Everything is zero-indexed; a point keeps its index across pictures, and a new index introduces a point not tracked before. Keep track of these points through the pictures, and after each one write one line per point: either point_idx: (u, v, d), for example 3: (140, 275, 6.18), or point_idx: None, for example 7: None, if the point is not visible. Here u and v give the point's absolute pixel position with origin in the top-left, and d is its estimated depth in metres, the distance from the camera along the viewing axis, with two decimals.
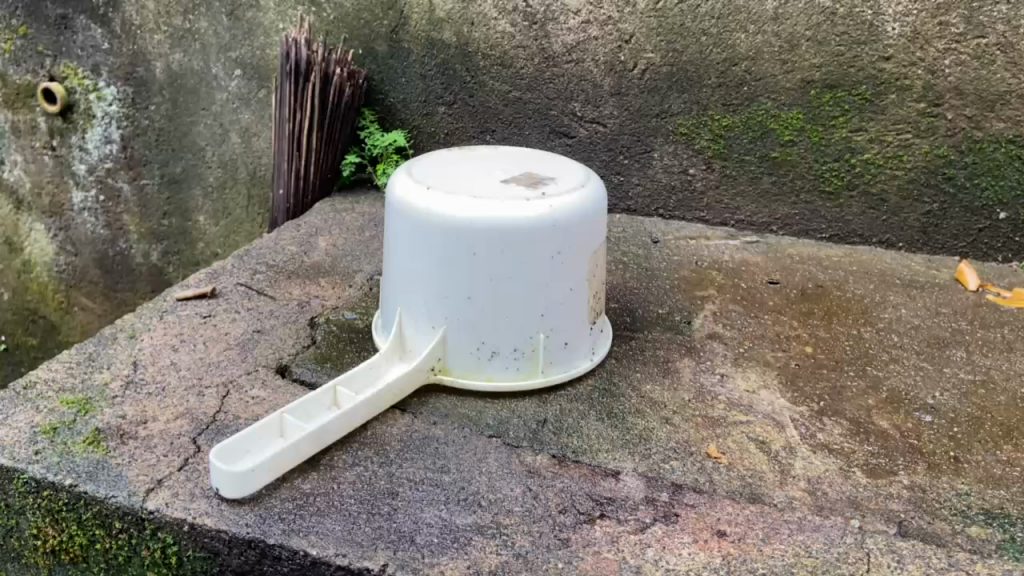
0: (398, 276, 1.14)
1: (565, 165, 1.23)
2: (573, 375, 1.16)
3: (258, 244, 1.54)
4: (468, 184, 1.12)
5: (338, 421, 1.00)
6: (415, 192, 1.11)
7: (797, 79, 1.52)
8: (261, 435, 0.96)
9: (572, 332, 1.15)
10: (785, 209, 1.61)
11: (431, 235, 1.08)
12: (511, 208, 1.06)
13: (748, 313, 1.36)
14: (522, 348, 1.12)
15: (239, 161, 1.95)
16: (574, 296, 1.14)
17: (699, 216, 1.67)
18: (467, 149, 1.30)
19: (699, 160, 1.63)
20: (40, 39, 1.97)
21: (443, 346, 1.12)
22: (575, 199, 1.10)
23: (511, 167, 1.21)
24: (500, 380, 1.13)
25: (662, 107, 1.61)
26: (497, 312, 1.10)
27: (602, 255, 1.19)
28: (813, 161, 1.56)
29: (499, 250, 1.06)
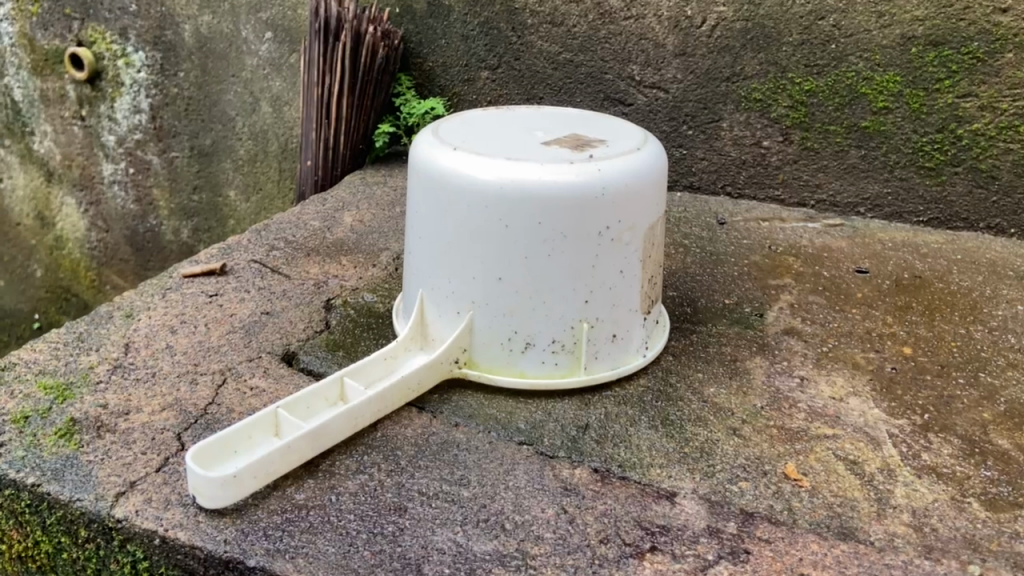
0: (419, 252, 0.99)
1: (619, 126, 1.05)
2: (621, 373, 0.99)
3: (279, 218, 1.40)
4: (502, 145, 0.96)
5: (342, 419, 0.85)
6: (439, 152, 0.95)
7: (894, 35, 1.30)
8: (248, 434, 0.81)
9: (622, 323, 0.98)
10: (875, 187, 1.40)
11: (457, 203, 0.92)
12: (551, 172, 0.89)
13: (832, 306, 1.16)
14: (562, 339, 0.95)
15: (270, 132, 1.83)
16: (625, 279, 0.96)
17: (774, 195, 1.47)
18: (505, 108, 1.13)
19: (776, 130, 1.42)
20: (67, 2, 1.88)
21: (470, 334, 0.96)
22: (628, 162, 0.93)
23: (555, 128, 1.04)
24: (536, 376, 0.96)
25: (734, 70, 1.41)
26: (534, 295, 0.93)
27: (659, 233, 1.01)
28: (910, 131, 1.35)
29: (536, 221, 0.90)
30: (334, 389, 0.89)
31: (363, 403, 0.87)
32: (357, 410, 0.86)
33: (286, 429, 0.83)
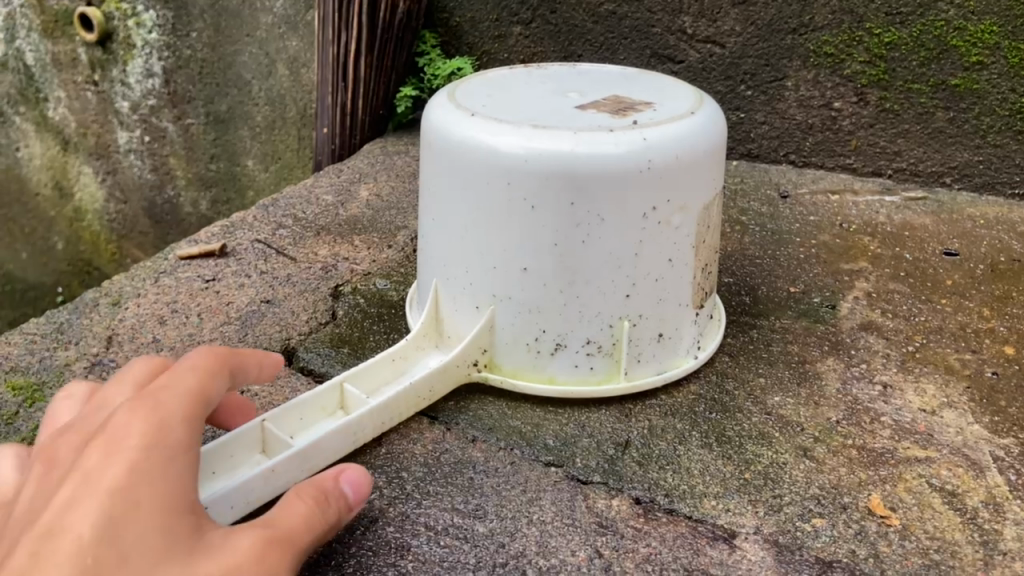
0: (432, 235, 0.85)
1: (669, 86, 0.89)
2: (669, 378, 0.84)
3: (289, 191, 1.29)
4: (529, 110, 0.81)
5: (338, 436, 0.72)
6: (454, 118, 0.80)
7: None
8: (229, 454, 0.67)
9: (670, 320, 0.83)
10: (964, 154, 1.21)
11: (475, 178, 0.77)
12: (586, 142, 0.74)
13: (916, 295, 0.99)
14: (599, 339, 0.81)
15: (288, 97, 1.71)
16: (675, 270, 0.81)
17: (844, 163, 1.29)
18: (536, 66, 0.98)
19: (849, 90, 1.24)
20: None
21: (491, 332, 0.83)
22: (681, 128, 0.77)
23: (591, 88, 0.89)
24: (568, 382, 0.82)
25: (802, 19, 1.23)
26: (565, 288, 0.78)
27: (715, 213, 0.85)
28: (1009, 90, 1.15)
29: (568, 201, 0.75)
30: (332, 397, 0.75)
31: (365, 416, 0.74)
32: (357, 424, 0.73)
33: (273, 446, 0.70)
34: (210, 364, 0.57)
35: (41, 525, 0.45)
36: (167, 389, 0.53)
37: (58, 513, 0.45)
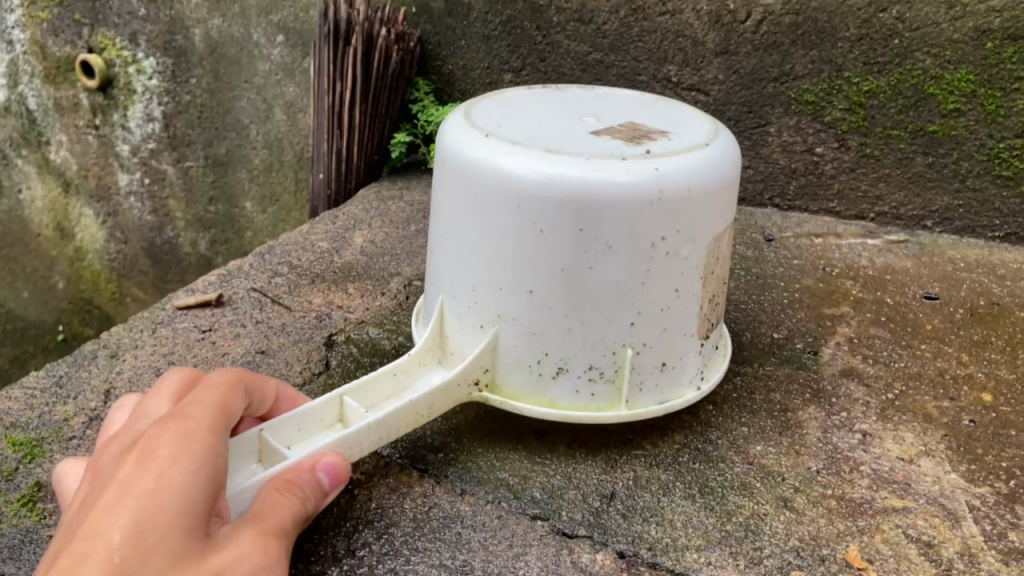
0: (440, 251, 0.85)
1: (685, 115, 0.89)
2: (670, 409, 0.84)
3: (284, 239, 1.32)
4: (541, 132, 0.81)
5: (335, 449, 0.71)
6: (467, 135, 0.80)
7: (966, 27, 1.13)
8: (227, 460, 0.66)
9: (675, 352, 0.82)
10: (944, 198, 1.23)
11: (484, 198, 0.77)
12: (595, 169, 0.73)
13: (896, 341, 1.02)
14: (601, 366, 0.81)
15: (285, 140, 1.74)
16: (681, 301, 0.80)
17: (827, 207, 1.33)
18: (553, 86, 0.98)
19: (830, 136, 1.27)
20: (76, 7, 1.80)
21: (495, 353, 0.82)
22: (693, 160, 0.76)
23: (603, 112, 0.89)
24: (569, 407, 0.82)
25: (783, 68, 1.26)
26: (570, 311, 0.78)
27: (724, 246, 0.85)
28: (986, 136, 1.18)
29: (574, 227, 0.75)
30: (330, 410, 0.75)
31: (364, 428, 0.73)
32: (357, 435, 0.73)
33: (270, 457, 0.69)
34: (230, 383, 0.65)
35: (83, 529, 0.50)
36: (198, 401, 0.60)
37: (96, 512, 0.51)
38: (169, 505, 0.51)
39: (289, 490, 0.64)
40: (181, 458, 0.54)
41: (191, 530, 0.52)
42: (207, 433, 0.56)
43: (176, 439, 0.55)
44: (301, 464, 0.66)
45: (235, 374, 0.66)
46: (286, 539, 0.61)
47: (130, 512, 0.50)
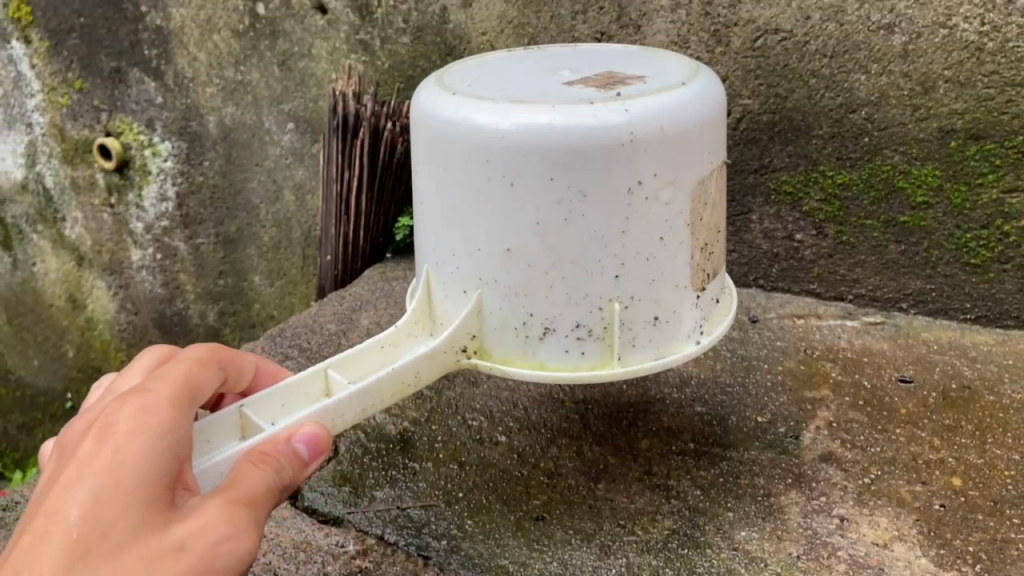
0: (426, 220, 0.93)
1: (661, 66, 0.96)
2: (666, 363, 0.90)
3: (293, 321, 1.39)
4: (517, 88, 0.88)
5: (317, 418, 0.80)
6: (440, 98, 0.88)
7: (932, 128, 1.22)
8: (207, 438, 0.76)
9: (664, 302, 0.88)
10: (918, 282, 1.31)
11: (461, 157, 0.85)
12: (563, 114, 0.80)
13: (872, 425, 1.08)
14: (589, 323, 0.87)
15: (293, 219, 1.82)
16: (665, 248, 0.86)
17: (809, 289, 1.40)
18: (536, 50, 1.06)
19: (808, 224, 1.36)
20: (95, 93, 1.89)
21: (479, 318, 0.90)
22: (663, 100, 0.83)
23: (591, 69, 0.96)
24: (558, 367, 0.89)
25: (762, 161, 1.34)
26: (549, 260, 0.85)
27: (712, 189, 0.91)
28: (953, 226, 1.26)
29: (547, 176, 0.82)
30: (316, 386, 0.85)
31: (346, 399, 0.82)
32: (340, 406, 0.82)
33: (252, 430, 0.79)
34: (203, 359, 0.76)
35: (46, 506, 0.61)
36: (159, 377, 0.70)
37: (57, 490, 0.61)
38: (126, 475, 0.62)
39: (264, 461, 0.71)
40: (136, 434, 0.64)
41: (150, 495, 0.63)
42: (160, 408, 0.67)
43: (132, 416, 0.65)
44: (279, 438, 0.75)
45: (207, 351, 0.77)
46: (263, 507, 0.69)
47: (91, 486, 0.61)
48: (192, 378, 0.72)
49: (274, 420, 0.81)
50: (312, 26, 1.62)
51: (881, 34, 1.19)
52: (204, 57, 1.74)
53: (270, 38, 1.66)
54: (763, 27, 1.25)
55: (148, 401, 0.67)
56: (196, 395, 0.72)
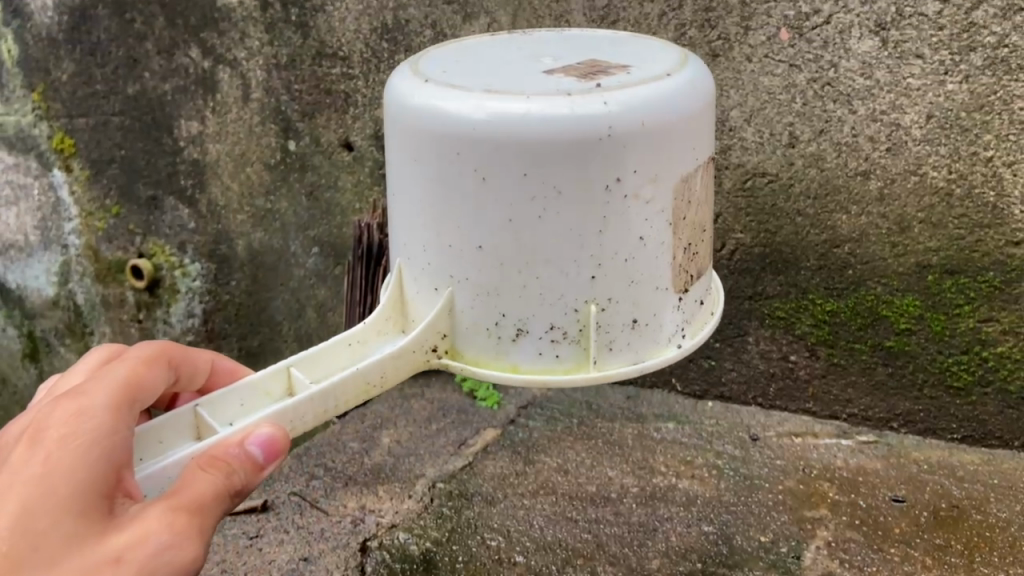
0: (401, 212, 0.95)
1: (643, 55, 0.98)
2: (642, 365, 0.92)
3: (317, 439, 1.46)
4: (494, 78, 0.91)
5: (275, 417, 0.86)
6: (416, 86, 0.90)
7: (910, 263, 1.33)
8: (160, 439, 0.85)
9: (641, 304, 0.91)
10: (906, 403, 1.40)
11: (435, 147, 0.87)
12: (539, 105, 0.83)
13: (869, 545, 1.15)
14: (564, 325, 0.90)
15: (314, 335, 1.93)
16: (643, 247, 0.89)
17: (805, 407, 1.48)
18: (521, 36, 1.09)
19: (802, 346, 1.45)
20: (130, 218, 2.02)
21: (452, 316, 0.93)
22: (642, 94, 0.84)
23: (574, 57, 0.98)
24: (531, 368, 0.92)
25: (756, 289, 1.45)
26: (521, 254, 0.87)
27: (696, 188, 0.93)
28: (936, 352, 1.36)
29: (521, 171, 0.84)
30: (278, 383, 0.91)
31: (307, 398, 0.88)
32: (300, 406, 0.87)
33: (207, 429, 0.86)
34: (145, 360, 0.87)
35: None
36: (100, 380, 0.82)
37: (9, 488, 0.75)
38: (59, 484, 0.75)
39: (213, 466, 0.81)
40: (70, 447, 0.77)
41: (82, 499, 0.76)
42: (98, 413, 0.79)
43: (68, 427, 0.78)
44: (229, 441, 0.83)
45: (153, 353, 0.89)
46: (207, 510, 0.80)
47: (30, 496, 0.74)
48: (131, 379, 0.84)
49: (231, 417, 0.88)
50: (339, 161, 1.76)
51: (859, 179, 1.32)
52: (237, 188, 1.88)
53: (299, 171, 1.81)
54: (752, 170, 1.38)
55: (84, 408, 0.79)
56: (135, 394, 0.83)
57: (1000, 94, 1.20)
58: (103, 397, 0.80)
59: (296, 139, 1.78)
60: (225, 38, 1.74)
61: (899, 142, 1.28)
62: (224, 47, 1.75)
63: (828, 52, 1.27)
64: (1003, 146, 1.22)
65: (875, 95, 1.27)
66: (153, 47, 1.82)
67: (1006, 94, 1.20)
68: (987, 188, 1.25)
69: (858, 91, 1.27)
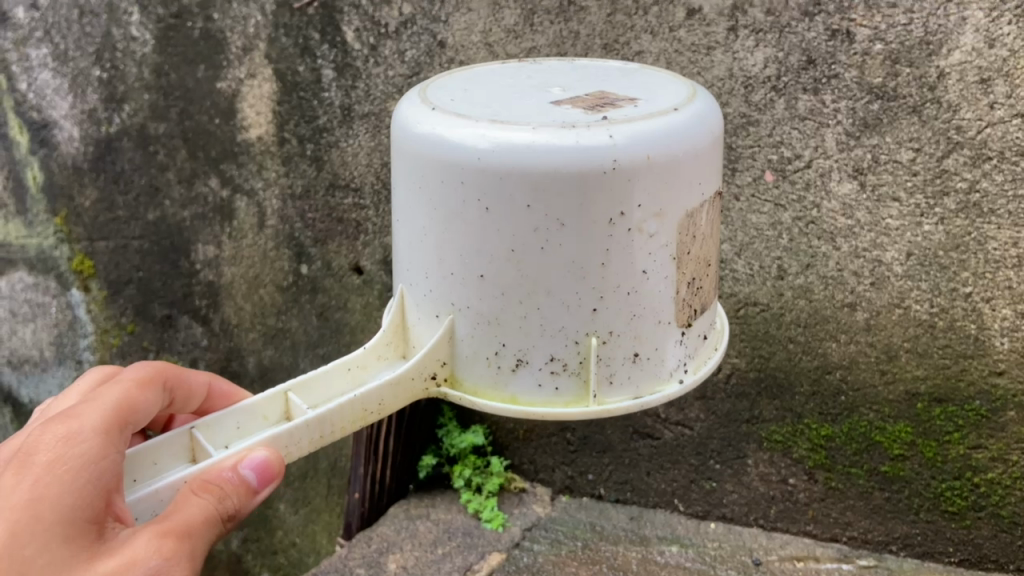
0: (405, 238, 0.98)
1: (652, 85, 1.01)
2: (644, 401, 0.94)
3: (325, 564, 1.50)
4: (501, 105, 0.93)
5: (268, 442, 0.91)
6: (420, 111, 0.93)
7: (899, 390, 1.39)
8: (153, 460, 0.91)
9: (644, 341, 0.93)
10: (903, 526, 1.44)
11: (438, 174, 0.90)
12: (545, 136, 0.84)
13: None
14: (564, 357, 0.92)
15: (321, 452, 1.93)
16: (648, 281, 0.91)
17: (806, 529, 1.52)
18: (530, 62, 1.13)
19: (800, 469, 1.49)
20: (145, 335, 2.08)
21: (451, 344, 0.96)
22: (651, 127, 0.86)
23: (583, 85, 1.01)
24: (530, 401, 0.94)
25: (753, 412, 1.50)
26: (522, 284, 0.89)
27: (702, 224, 0.95)
28: (930, 476, 1.40)
29: (525, 203, 0.86)
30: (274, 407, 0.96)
31: (303, 423, 0.92)
32: (296, 431, 0.92)
33: (199, 451, 0.92)
34: (136, 386, 0.95)
35: None
36: (92, 405, 0.88)
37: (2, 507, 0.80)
38: (48, 508, 0.80)
39: (206, 489, 0.86)
40: (58, 471, 0.82)
41: (69, 523, 0.80)
42: (88, 432, 0.85)
43: (59, 450, 0.83)
44: (223, 464, 0.88)
45: (146, 377, 0.98)
46: (196, 535, 0.84)
47: (16, 518, 0.79)
48: (121, 405, 0.91)
49: (225, 439, 0.94)
50: (349, 284, 1.84)
51: (846, 310, 1.39)
52: (249, 308, 1.96)
53: (310, 293, 1.89)
54: (744, 299, 1.45)
55: (74, 430, 0.84)
56: (125, 418, 0.90)
57: (974, 235, 1.28)
58: (90, 418, 0.86)
59: (308, 262, 1.87)
60: (243, 170, 1.84)
61: (882, 277, 1.35)
62: (242, 177, 1.85)
63: (811, 194, 1.36)
64: (980, 282, 1.30)
65: (857, 234, 1.35)
66: (174, 176, 1.90)
67: (979, 234, 1.28)
68: (968, 320, 1.32)
69: (840, 230, 1.35)
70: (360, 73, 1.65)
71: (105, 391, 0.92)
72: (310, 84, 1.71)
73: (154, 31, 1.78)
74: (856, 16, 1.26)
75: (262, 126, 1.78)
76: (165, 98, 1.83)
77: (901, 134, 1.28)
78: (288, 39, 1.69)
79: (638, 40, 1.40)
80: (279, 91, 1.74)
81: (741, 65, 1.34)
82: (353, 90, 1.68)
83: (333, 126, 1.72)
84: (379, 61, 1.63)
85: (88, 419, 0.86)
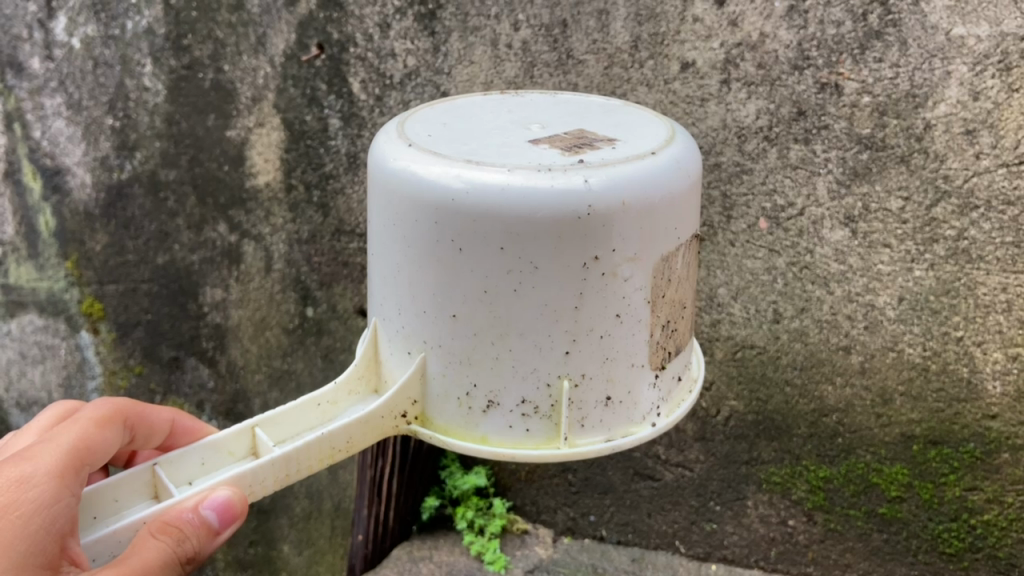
0: (381, 274, 1.01)
1: (633, 126, 1.05)
2: (616, 444, 0.97)
3: None
4: (480, 144, 0.96)
5: (231, 481, 0.93)
6: (397, 149, 0.96)
7: (895, 432, 1.41)
8: (115, 498, 0.94)
9: (617, 384, 0.96)
10: (902, 568, 1.47)
11: (414, 212, 0.92)
12: (520, 179, 0.87)
13: None
14: (535, 399, 0.95)
15: (324, 492, 1.95)
16: (620, 325, 0.94)
17: (806, 569, 1.54)
18: (512, 97, 1.17)
19: (798, 510, 1.51)
20: (152, 376, 2.10)
21: (422, 381, 0.99)
22: (627, 173, 0.89)
23: (563, 124, 1.04)
24: (500, 442, 0.97)
25: (751, 454, 1.52)
26: (493, 325, 0.92)
27: (677, 267, 0.99)
28: (927, 518, 1.43)
29: (498, 245, 0.89)
30: (240, 444, 0.99)
31: (268, 462, 0.94)
32: (261, 470, 0.94)
33: (161, 487, 0.95)
34: (93, 424, 0.98)
35: None
36: (48, 447, 0.91)
37: None
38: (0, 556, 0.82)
39: (165, 532, 0.88)
40: (12, 516, 0.84)
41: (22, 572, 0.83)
42: (40, 475, 0.87)
43: (13, 495, 0.85)
44: (184, 505, 0.90)
45: (106, 414, 1.01)
46: None
47: None
48: (80, 446, 0.93)
49: (189, 477, 0.97)
50: (354, 326, 1.89)
51: (841, 353, 1.41)
52: (256, 349, 2.00)
53: (315, 335, 1.94)
54: (741, 342, 1.47)
55: (26, 474, 0.87)
56: (83, 460, 0.92)
57: (964, 280, 1.31)
58: (41, 461, 0.89)
59: (313, 305, 1.92)
60: (252, 216, 1.88)
61: (875, 321, 1.38)
62: (250, 223, 1.89)
63: (804, 240, 1.39)
64: (971, 327, 1.33)
65: (849, 279, 1.38)
66: (183, 222, 1.94)
67: (969, 280, 1.31)
68: (961, 364, 1.34)
69: (833, 275, 1.39)
70: (366, 123, 1.70)
71: (64, 430, 0.94)
72: (317, 132, 1.76)
73: (166, 81, 1.82)
74: (844, 69, 1.31)
75: (270, 173, 1.83)
76: (176, 145, 1.87)
77: (891, 183, 1.32)
78: (296, 89, 1.74)
79: (635, 92, 1.45)
80: (287, 139, 1.79)
81: (734, 116, 1.38)
82: (359, 139, 1.73)
83: (339, 173, 1.78)
84: (384, 111, 1.68)
85: (39, 462, 0.88)
